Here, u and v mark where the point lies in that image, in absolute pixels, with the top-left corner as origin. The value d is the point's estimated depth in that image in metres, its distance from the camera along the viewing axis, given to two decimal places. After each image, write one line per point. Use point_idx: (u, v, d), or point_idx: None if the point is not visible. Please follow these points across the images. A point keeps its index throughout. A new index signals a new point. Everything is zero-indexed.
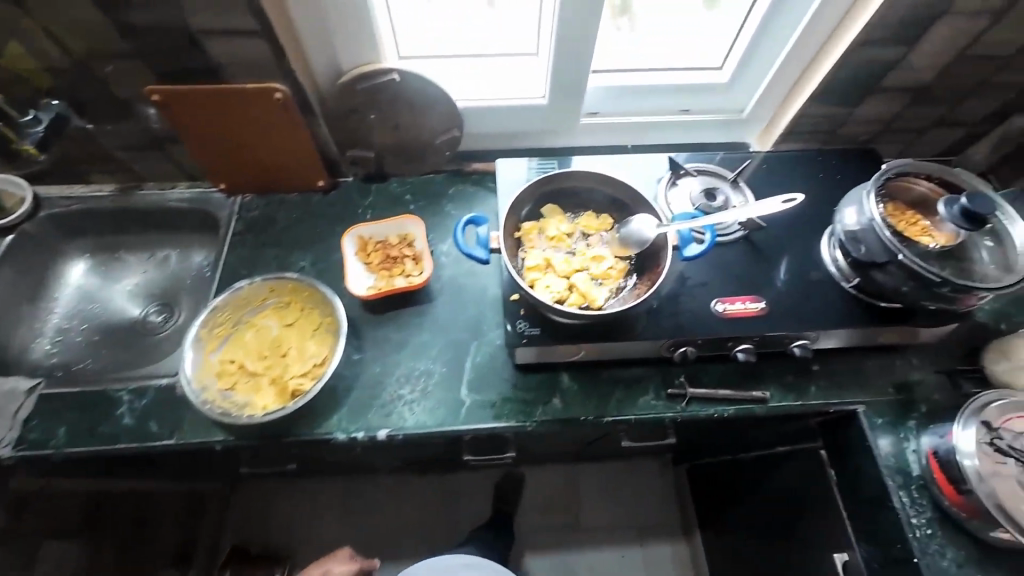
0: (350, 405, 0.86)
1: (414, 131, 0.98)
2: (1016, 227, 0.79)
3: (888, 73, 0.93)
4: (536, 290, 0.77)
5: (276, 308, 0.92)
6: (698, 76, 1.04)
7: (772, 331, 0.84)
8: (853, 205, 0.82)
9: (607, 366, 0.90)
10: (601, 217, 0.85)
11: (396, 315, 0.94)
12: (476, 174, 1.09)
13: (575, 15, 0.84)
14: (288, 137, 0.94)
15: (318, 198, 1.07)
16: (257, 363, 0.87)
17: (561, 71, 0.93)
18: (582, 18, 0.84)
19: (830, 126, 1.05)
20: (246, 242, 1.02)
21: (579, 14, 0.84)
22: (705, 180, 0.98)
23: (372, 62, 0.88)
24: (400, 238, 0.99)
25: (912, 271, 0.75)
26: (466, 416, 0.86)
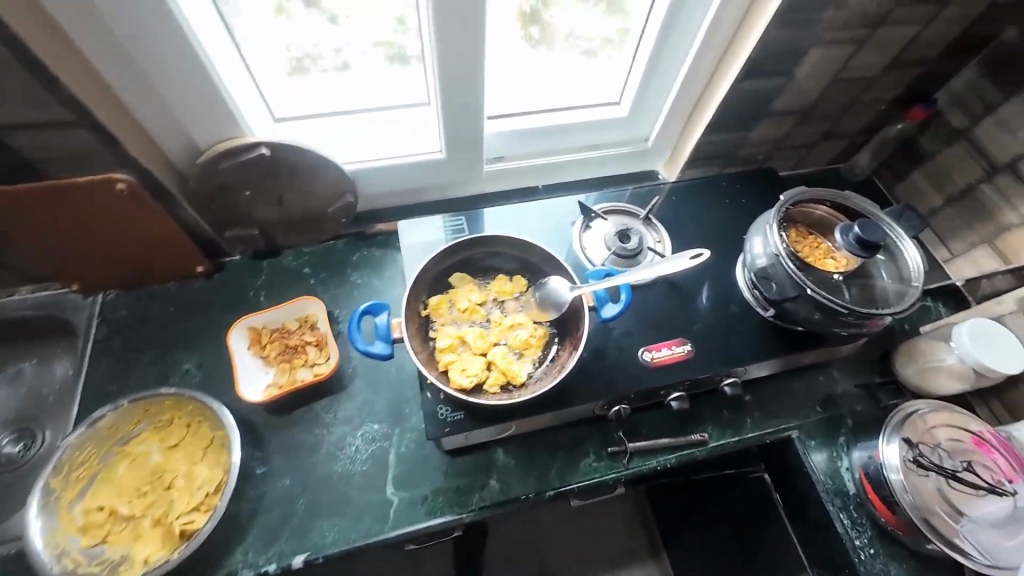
0: (256, 533, 0.74)
1: (300, 202, 0.88)
2: (906, 244, 0.82)
3: (774, 101, 0.95)
4: (450, 376, 0.70)
5: (156, 430, 0.78)
6: (597, 113, 1.01)
7: (701, 374, 0.83)
8: (759, 236, 0.82)
9: (542, 432, 0.84)
10: (514, 279, 0.80)
11: (303, 413, 0.83)
12: (381, 236, 1.01)
13: (456, 68, 0.77)
14: (144, 228, 0.80)
15: (199, 284, 0.93)
16: (134, 503, 0.73)
17: (453, 125, 0.86)
18: (463, 71, 0.77)
19: (729, 151, 1.07)
20: (112, 349, 0.87)
21: (460, 66, 0.76)
22: (617, 221, 0.96)
23: (236, 135, 0.77)
24: (300, 322, 0.88)
25: (819, 303, 0.76)
26: (396, 519, 0.77)
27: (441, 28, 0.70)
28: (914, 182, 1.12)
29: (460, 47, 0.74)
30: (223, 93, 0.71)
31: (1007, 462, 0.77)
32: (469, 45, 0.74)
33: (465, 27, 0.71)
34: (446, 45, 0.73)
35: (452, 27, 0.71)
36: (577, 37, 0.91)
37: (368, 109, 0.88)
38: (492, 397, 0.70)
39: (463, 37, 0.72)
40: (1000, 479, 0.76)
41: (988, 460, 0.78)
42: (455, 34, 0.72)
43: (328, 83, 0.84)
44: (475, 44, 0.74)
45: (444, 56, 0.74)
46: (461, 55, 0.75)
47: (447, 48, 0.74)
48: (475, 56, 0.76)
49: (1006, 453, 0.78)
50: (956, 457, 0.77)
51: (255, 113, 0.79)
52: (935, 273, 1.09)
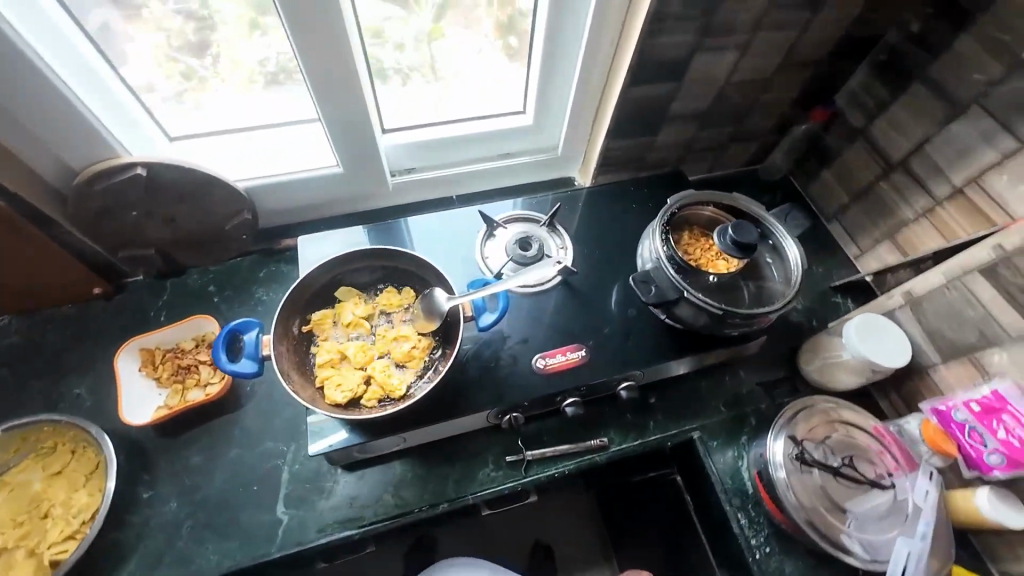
0: (137, 561, 0.72)
1: (195, 220, 0.88)
2: (790, 243, 0.84)
3: (669, 105, 0.96)
4: (326, 391, 0.70)
5: (39, 457, 0.76)
6: (501, 123, 1.02)
7: (596, 379, 0.83)
8: (647, 242, 0.84)
9: (441, 444, 0.84)
10: (404, 290, 0.80)
11: (194, 435, 0.81)
12: (289, 250, 1.00)
13: (331, 79, 0.78)
14: (24, 251, 0.78)
15: (98, 306, 0.92)
16: (8, 534, 0.71)
17: (343, 138, 0.87)
18: (336, 81, 0.78)
19: (636, 156, 1.08)
20: (1, 379, 0.85)
21: (334, 77, 0.77)
22: (521, 229, 0.97)
23: (111, 157, 0.77)
24: (196, 342, 0.87)
25: (699, 306, 0.77)
26: (283, 539, 0.75)
27: (303, 40, 0.71)
28: (824, 181, 1.13)
29: (328, 57, 0.74)
30: (87, 115, 0.72)
31: (887, 456, 0.80)
32: (337, 55, 0.75)
33: (328, 40, 0.72)
34: (314, 57, 0.74)
35: (315, 39, 0.72)
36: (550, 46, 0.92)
37: (261, 127, 0.89)
38: (368, 411, 0.69)
39: (328, 49, 0.73)
40: (878, 473, 0.79)
41: (869, 455, 0.80)
42: (320, 46, 0.73)
43: (245, 95, 0.84)
44: (344, 54, 0.75)
45: (314, 68, 0.75)
46: (331, 65, 0.76)
47: (315, 60, 0.74)
48: (346, 66, 0.76)
49: (888, 447, 0.81)
50: (839, 454, 0.80)
51: (140, 135, 0.80)
52: (846, 270, 1.10)
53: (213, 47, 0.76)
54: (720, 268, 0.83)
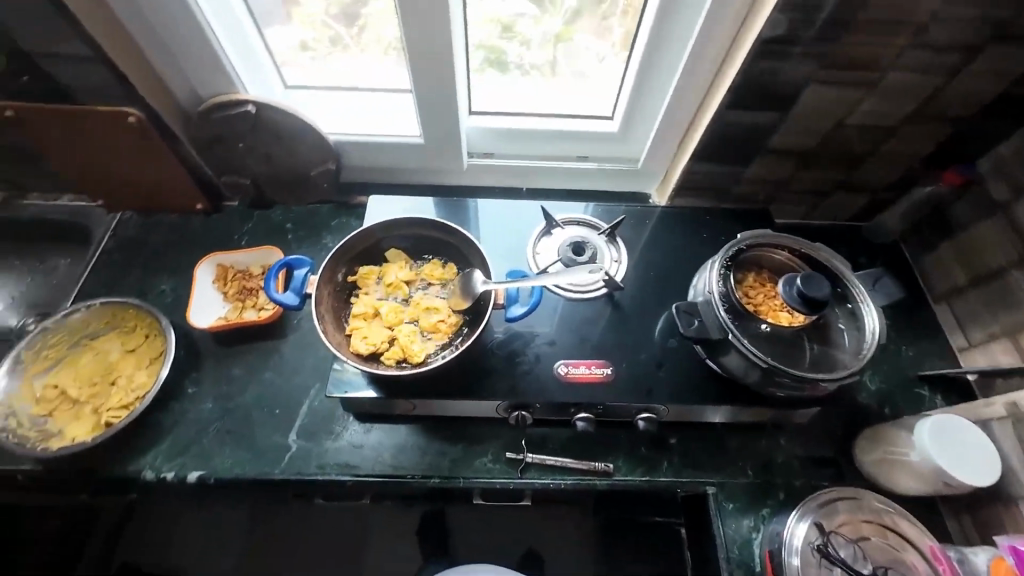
0: (168, 443, 0.81)
1: (289, 162, 0.97)
2: (871, 312, 0.74)
3: (769, 136, 0.89)
4: (352, 340, 0.74)
5: (121, 334, 0.89)
6: (586, 125, 1.01)
7: (614, 401, 0.79)
8: (704, 273, 0.79)
9: (447, 422, 0.85)
10: (447, 265, 0.82)
11: (241, 349, 0.90)
12: (362, 208, 1.07)
13: (427, 52, 0.81)
14: (150, 160, 0.92)
15: (197, 220, 1.05)
16: (83, 389, 0.84)
17: (428, 112, 0.91)
18: (431, 55, 0.81)
19: (721, 185, 1.01)
20: (112, 262, 1.00)
21: (429, 50, 0.80)
22: (579, 232, 0.95)
23: (231, 93, 0.87)
24: (262, 269, 0.96)
25: (743, 355, 0.71)
26: (287, 464, 0.81)
27: (407, 11, 0.75)
28: (941, 256, 0.98)
29: (427, 31, 0.77)
30: (220, 52, 0.82)
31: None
32: (436, 30, 0.77)
33: (430, 13, 0.75)
34: (415, 29, 0.77)
35: (418, 11, 0.75)
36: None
37: (360, 90, 0.96)
38: (385, 368, 0.72)
39: (428, 23, 0.76)
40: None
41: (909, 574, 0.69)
42: (422, 20, 0.76)
43: (353, 57, 0.91)
44: (442, 30, 0.77)
45: (413, 40, 0.79)
46: (429, 38, 0.79)
47: (415, 30, 0.78)
48: (442, 42, 0.79)
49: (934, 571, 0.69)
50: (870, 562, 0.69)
51: (259, 79, 0.90)
52: (943, 361, 0.95)
53: (361, 19, 0.85)
54: (781, 320, 0.75)
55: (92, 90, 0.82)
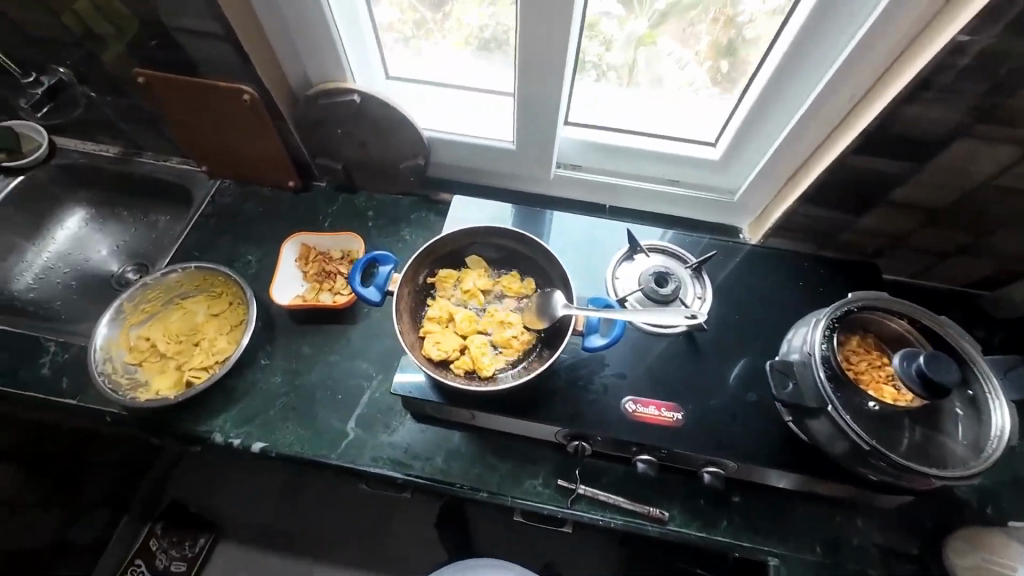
0: (237, 410, 0.85)
1: (381, 152, 0.98)
2: (999, 406, 0.65)
3: (897, 187, 0.80)
4: (424, 343, 0.73)
5: (208, 297, 0.94)
6: (686, 149, 0.96)
7: (680, 448, 0.75)
8: (804, 329, 0.72)
9: (502, 436, 0.84)
10: (525, 279, 0.80)
11: (313, 330, 0.93)
12: (442, 205, 1.07)
13: (539, 58, 0.78)
14: (257, 136, 0.96)
15: (287, 196, 1.09)
16: (170, 345, 0.90)
17: (527, 117, 0.89)
18: (542, 60, 0.78)
19: (825, 231, 0.93)
20: (208, 226, 1.06)
21: (541, 56, 0.78)
22: (664, 262, 0.90)
23: (339, 80, 0.89)
24: (342, 254, 0.98)
25: (841, 430, 0.64)
26: (343, 451, 0.83)
27: (527, 14, 0.72)
28: None
29: (544, 36, 0.75)
30: (336, 40, 0.84)
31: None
32: (553, 36, 0.75)
33: (551, 18, 0.72)
34: (532, 33, 0.75)
35: (539, 16, 0.72)
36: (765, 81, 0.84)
37: (456, 87, 0.95)
38: (453, 377, 0.72)
39: (547, 28, 0.74)
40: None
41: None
42: (540, 25, 0.73)
43: (459, 54, 0.91)
44: (560, 36, 0.74)
45: (528, 44, 0.77)
46: (544, 43, 0.76)
47: (531, 34, 0.75)
48: (556, 48, 0.76)
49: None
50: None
51: (367, 69, 0.91)
52: None
53: (449, 7, 0.83)
54: (885, 395, 0.69)
55: (216, 65, 0.86)
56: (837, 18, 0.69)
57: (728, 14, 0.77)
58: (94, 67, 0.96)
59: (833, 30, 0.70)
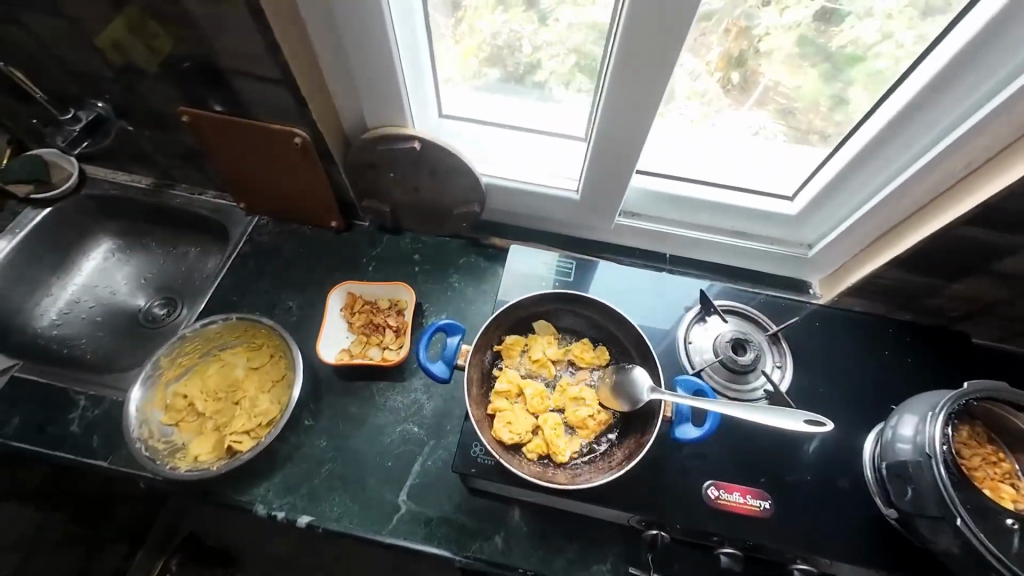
0: (281, 478, 0.79)
1: (435, 197, 0.93)
2: None
3: (1003, 258, 0.74)
4: (494, 422, 0.67)
5: (248, 349, 0.89)
6: (761, 203, 0.90)
7: (767, 541, 0.69)
8: (914, 418, 0.65)
9: (566, 514, 0.77)
10: (598, 349, 0.74)
11: (361, 388, 0.87)
12: (492, 249, 1.02)
13: (628, 105, 0.71)
14: (304, 179, 0.91)
15: (329, 236, 1.03)
16: (208, 404, 0.85)
17: (598, 166, 0.82)
18: (630, 108, 0.71)
19: (911, 295, 0.86)
20: (246, 268, 1.00)
21: (630, 103, 0.70)
22: (739, 326, 0.84)
23: (398, 125, 0.83)
24: (390, 303, 0.93)
25: (965, 546, 0.57)
26: (395, 527, 0.76)
27: (622, 60, 0.65)
28: None
29: (638, 83, 0.67)
30: (400, 86, 0.78)
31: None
32: (649, 83, 0.67)
33: (649, 69, 0.65)
34: (624, 83, 0.68)
35: (637, 64, 0.65)
36: (780, 92, 0.78)
37: (492, 125, 0.88)
38: (526, 462, 0.66)
39: (642, 75, 0.66)
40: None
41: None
42: (634, 72, 0.66)
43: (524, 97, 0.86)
44: (657, 84, 0.67)
45: (619, 90, 0.69)
46: (637, 91, 0.68)
47: (623, 82, 0.68)
48: (649, 96, 0.69)
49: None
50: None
51: (425, 112, 0.86)
52: None
53: (461, 11, 0.75)
54: (1002, 495, 0.63)
55: (268, 107, 0.80)
56: (965, 83, 0.63)
57: (741, 25, 0.69)
58: (134, 101, 0.91)
59: (959, 95, 0.64)
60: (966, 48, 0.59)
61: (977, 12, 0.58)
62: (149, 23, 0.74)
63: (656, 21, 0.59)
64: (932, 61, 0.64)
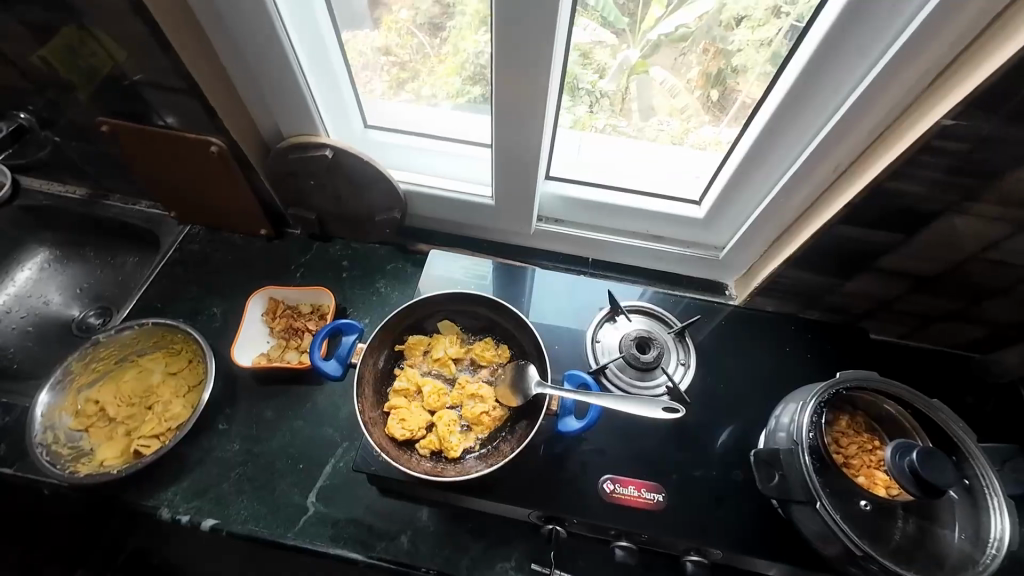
0: (188, 483, 0.79)
1: (356, 204, 0.95)
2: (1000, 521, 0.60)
3: (883, 256, 0.78)
4: (389, 419, 0.69)
5: (166, 354, 0.90)
6: (669, 207, 0.93)
7: (659, 534, 0.70)
8: (792, 406, 0.68)
9: (472, 513, 0.78)
10: (499, 347, 0.77)
11: (277, 392, 0.88)
12: (419, 255, 1.04)
13: (522, 101, 0.74)
14: (227, 188, 0.93)
15: (259, 244, 1.05)
16: (121, 409, 0.86)
17: (505, 170, 0.86)
18: (521, 109, 0.75)
19: (812, 294, 0.90)
20: (173, 275, 1.01)
21: (524, 99, 0.73)
22: (646, 325, 0.87)
23: (312, 135, 0.86)
24: (312, 308, 0.94)
25: (827, 526, 0.60)
26: (300, 529, 0.76)
27: (506, 53, 0.67)
28: None
29: (522, 77, 0.70)
30: (309, 97, 0.81)
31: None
32: (534, 85, 0.71)
33: (528, 74, 0.70)
34: (516, 80, 0.71)
35: (518, 57, 0.68)
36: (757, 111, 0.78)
37: (421, 134, 0.92)
38: (418, 459, 0.67)
39: (530, 69, 0.69)
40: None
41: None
42: (521, 67, 0.69)
43: (441, 110, 0.90)
44: (541, 79, 0.70)
45: (510, 86, 0.72)
46: (525, 94, 0.72)
47: (514, 84, 0.71)
48: (539, 95, 0.72)
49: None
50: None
51: (342, 122, 0.89)
52: None
53: (446, 32, 0.78)
54: (876, 482, 0.65)
55: (182, 116, 0.83)
56: (822, 89, 0.67)
57: (717, 47, 0.75)
58: (57, 114, 0.93)
59: (820, 101, 0.68)
60: (813, 57, 0.63)
61: (817, 25, 0.62)
62: (62, 37, 0.77)
63: (529, 21, 0.63)
64: (790, 71, 0.68)
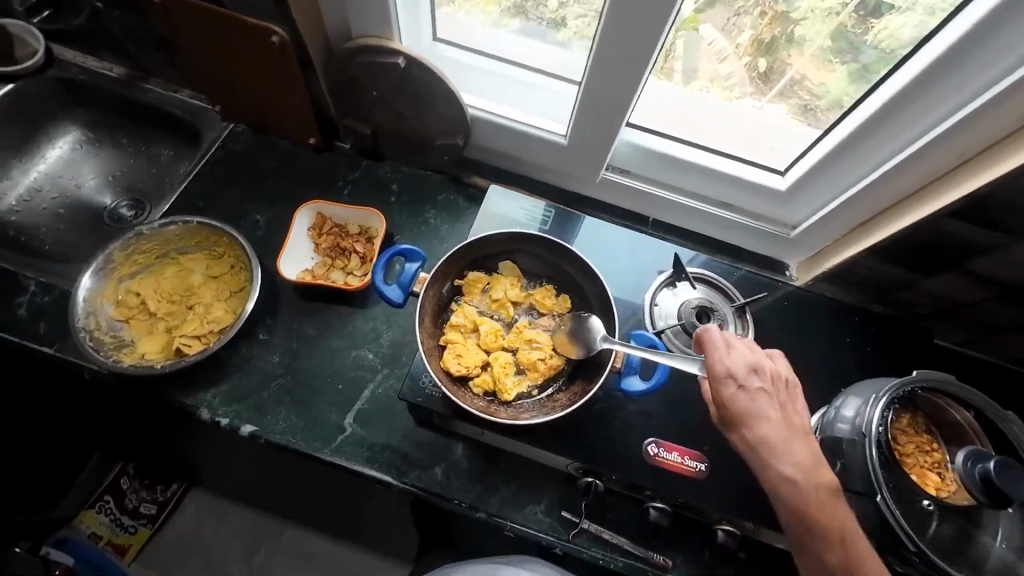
0: (227, 387, 0.78)
1: (417, 123, 0.89)
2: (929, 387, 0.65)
3: (979, 257, 0.73)
4: (445, 354, 0.67)
5: (209, 257, 0.88)
6: (750, 174, 0.87)
7: (695, 500, 0.70)
8: (858, 400, 0.66)
9: (507, 456, 0.78)
10: (560, 296, 0.74)
11: (319, 309, 0.85)
12: (473, 189, 0.98)
13: (618, 46, 0.67)
14: (281, 86, 0.86)
15: (306, 153, 0.99)
16: (161, 306, 0.85)
17: (586, 109, 0.79)
18: (625, 49, 0.67)
19: (884, 287, 0.85)
20: (216, 174, 0.96)
21: (628, 40, 0.66)
22: (708, 296, 0.83)
23: (384, 39, 0.78)
24: (359, 229, 0.90)
25: (880, 518, 0.60)
26: (337, 447, 0.77)
27: None
28: None
29: (633, 12, 0.62)
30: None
31: (789, 401, 0.61)
32: (649, 21, 0.62)
33: (646, 10, 0.61)
34: (614, 21, 0.64)
35: None
36: (805, 88, 0.77)
37: (497, 58, 0.84)
38: (472, 397, 0.66)
39: (648, 6, 0.60)
40: (743, 386, 0.59)
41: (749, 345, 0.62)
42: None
43: (523, 33, 0.82)
44: (654, 15, 0.62)
45: (616, 20, 0.63)
46: (640, 32, 0.64)
47: (624, 18, 0.63)
48: (645, 34, 0.64)
49: (782, 396, 0.61)
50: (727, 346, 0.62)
51: (416, 30, 0.80)
52: None
53: None
54: (927, 482, 0.64)
55: None
56: (972, 64, 0.59)
57: (777, 9, 0.69)
58: None
59: (961, 80, 0.61)
60: (977, 26, 0.56)
61: None
62: None
63: None
64: (932, 47, 0.61)
